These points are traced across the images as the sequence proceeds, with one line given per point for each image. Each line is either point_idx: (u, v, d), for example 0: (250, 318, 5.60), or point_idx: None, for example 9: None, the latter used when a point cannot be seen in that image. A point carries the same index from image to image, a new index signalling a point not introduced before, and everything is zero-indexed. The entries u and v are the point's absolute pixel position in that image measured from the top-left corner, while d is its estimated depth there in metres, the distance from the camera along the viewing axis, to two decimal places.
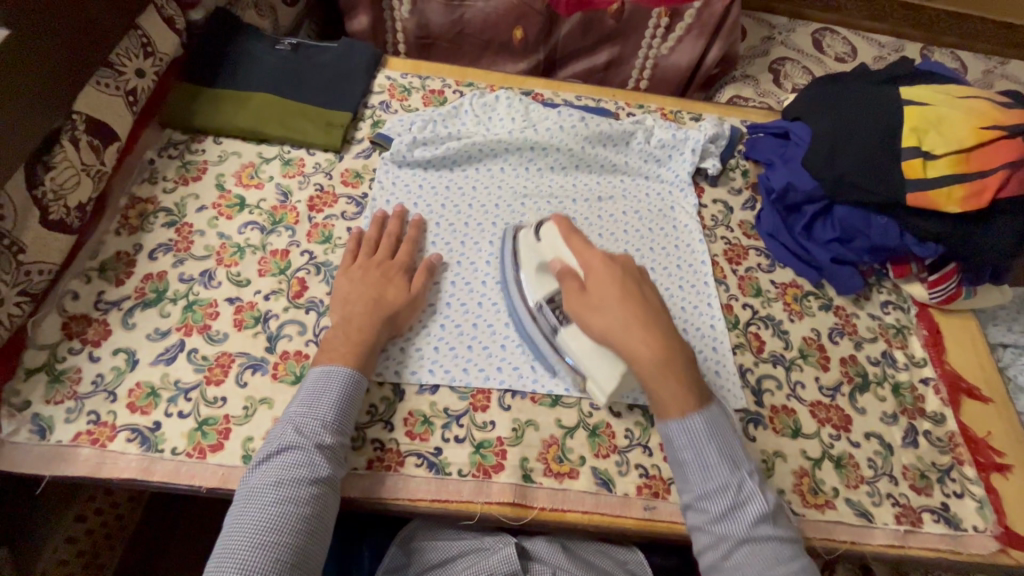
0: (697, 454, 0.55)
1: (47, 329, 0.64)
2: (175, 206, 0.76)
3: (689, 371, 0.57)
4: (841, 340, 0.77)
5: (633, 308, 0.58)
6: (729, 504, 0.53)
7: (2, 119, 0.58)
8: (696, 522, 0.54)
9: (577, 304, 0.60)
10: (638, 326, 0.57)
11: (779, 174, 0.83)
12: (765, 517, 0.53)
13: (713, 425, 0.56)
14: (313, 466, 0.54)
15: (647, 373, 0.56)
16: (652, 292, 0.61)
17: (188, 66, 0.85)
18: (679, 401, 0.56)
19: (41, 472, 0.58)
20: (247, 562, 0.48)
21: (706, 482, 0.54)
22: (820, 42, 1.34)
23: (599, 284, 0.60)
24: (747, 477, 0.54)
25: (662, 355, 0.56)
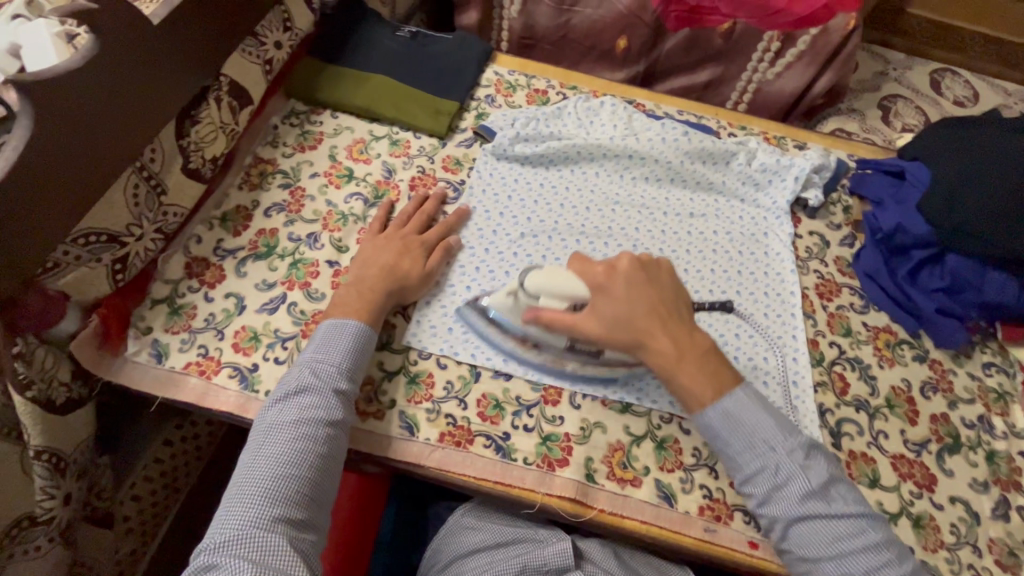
0: (734, 437, 0.60)
1: (173, 266, 0.71)
2: (291, 170, 0.81)
3: (708, 352, 0.62)
4: (934, 396, 0.72)
5: (645, 310, 0.63)
6: (771, 485, 0.57)
7: (164, 76, 0.64)
8: (751, 503, 0.59)
9: (593, 330, 0.62)
10: (652, 333, 0.62)
11: (889, 214, 0.80)
12: (809, 494, 0.56)
13: (744, 404, 0.60)
14: (329, 408, 0.57)
15: (670, 370, 0.61)
16: (659, 276, 0.65)
17: (317, 43, 0.91)
18: (699, 395, 0.61)
19: (153, 392, 0.65)
20: (269, 491, 0.51)
21: (746, 468, 0.59)
22: (938, 83, 1.27)
23: (606, 307, 0.63)
24: (786, 456, 0.58)
25: (679, 348, 0.62)
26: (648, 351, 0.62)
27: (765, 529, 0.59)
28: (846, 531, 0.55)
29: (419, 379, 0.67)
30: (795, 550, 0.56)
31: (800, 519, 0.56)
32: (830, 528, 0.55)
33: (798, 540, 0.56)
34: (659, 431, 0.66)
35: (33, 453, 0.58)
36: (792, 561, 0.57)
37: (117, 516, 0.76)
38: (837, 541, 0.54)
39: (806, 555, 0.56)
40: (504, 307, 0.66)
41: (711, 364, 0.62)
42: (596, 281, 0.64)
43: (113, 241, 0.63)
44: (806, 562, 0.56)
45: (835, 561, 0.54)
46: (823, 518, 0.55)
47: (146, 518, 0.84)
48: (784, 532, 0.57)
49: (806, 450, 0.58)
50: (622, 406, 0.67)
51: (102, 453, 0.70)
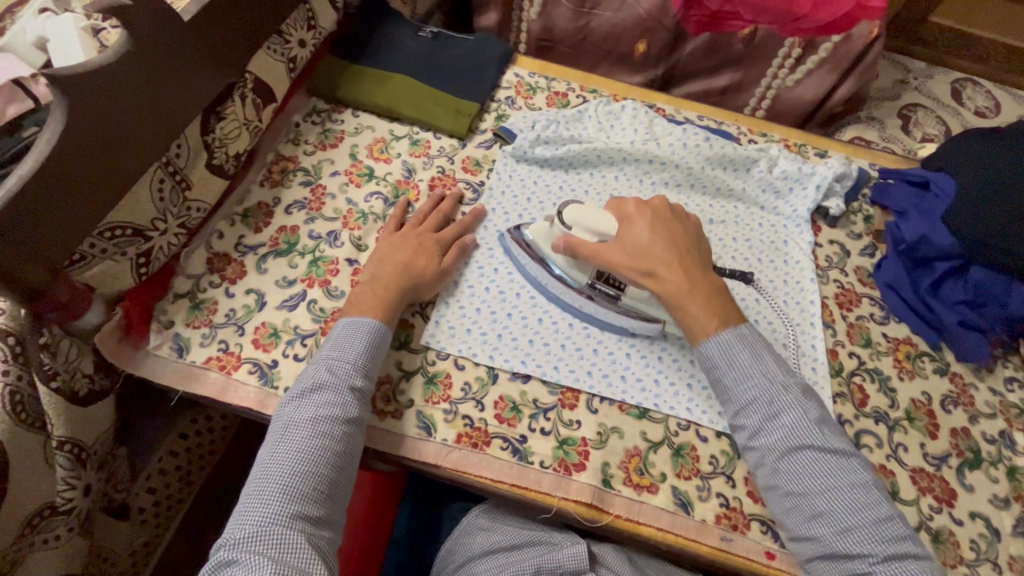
0: (734, 371, 0.62)
1: (195, 261, 0.72)
2: (312, 167, 0.82)
3: (720, 292, 0.66)
4: (955, 410, 0.72)
5: (666, 245, 0.67)
6: (764, 417, 0.59)
7: (191, 72, 0.65)
8: (744, 437, 0.61)
9: (614, 255, 0.67)
10: (667, 263, 0.65)
11: (912, 224, 0.79)
12: (800, 425, 0.58)
13: (747, 340, 0.62)
14: (345, 405, 0.57)
15: (681, 302, 0.64)
16: (683, 224, 0.70)
17: (339, 42, 0.91)
18: (706, 324, 0.63)
19: (174, 386, 0.65)
20: (287, 488, 0.51)
21: (741, 399, 0.61)
22: (959, 94, 1.25)
23: (630, 236, 0.68)
24: (784, 389, 0.60)
25: (692, 281, 0.65)
26: (656, 279, 0.65)
27: (754, 464, 0.60)
28: (835, 467, 0.56)
29: (437, 379, 0.67)
30: (782, 485, 0.57)
31: (791, 451, 0.57)
32: (820, 463, 0.56)
33: (787, 473, 0.57)
34: (676, 438, 0.66)
35: (56, 443, 0.59)
36: (777, 496, 0.58)
37: (132, 508, 0.77)
38: (827, 476, 0.56)
39: (793, 488, 0.57)
40: (540, 233, 0.72)
41: (717, 300, 0.65)
42: (625, 213, 0.70)
43: (138, 234, 0.63)
44: (793, 496, 0.57)
45: (823, 497, 0.55)
46: (815, 452, 0.57)
47: (160, 510, 0.84)
48: (773, 463, 0.58)
49: (802, 388, 0.60)
50: (640, 411, 0.67)
51: (120, 445, 0.71)
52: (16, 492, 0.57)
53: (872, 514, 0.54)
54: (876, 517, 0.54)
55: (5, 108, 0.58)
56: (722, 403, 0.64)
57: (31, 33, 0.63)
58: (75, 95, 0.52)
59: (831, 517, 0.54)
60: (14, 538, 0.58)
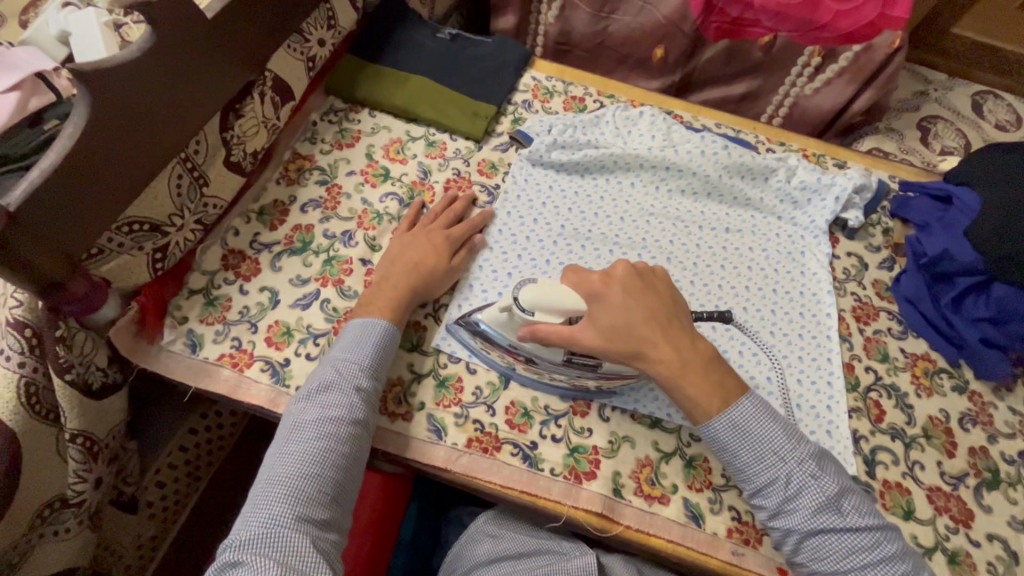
0: (745, 450, 0.58)
1: (210, 257, 0.72)
2: (328, 167, 0.82)
3: (711, 359, 0.60)
4: (973, 429, 0.70)
5: (648, 320, 0.59)
6: (782, 498, 0.56)
7: (211, 70, 0.65)
8: (763, 515, 0.58)
9: (593, 340, 0.59)
10: (653, 342, 0.59)
11: (934, 239, 0.77)
12: (822, 505, 0.55)
13: (752, 415, 0.58)
14: (351, 407, 0.56)
15: (676, 380, 0.58)
16: (657, 288, 0.62)
17: (358, 41, 0.91)
18: (707, 406, 0.58)
19: (187, 382, 0.65)
20: (294, 489, 0.51)
21: (756, 481, 0.57)
22: (980, 106, 1.23)
23: (603, 313, 0.59)
24: (798, 467, 0.56)
25: (681, 356, 0.59)
26: (649, 361, 0.59)
27: (777, 541, 0.58)
28: (863, 544, 0.54)
29: (448, 382, 0.67)
30: (809, 563, 0.56)
31: (815, 532, 0.55)
32: (844, 542, 0.54)
33: (814, 553, 0.55)
34: (688, 448, 0.65)
35: (68, 436, 0.59)
36: (806, 573, 0.56)
37: (141, 501, 0.77)
38: (853, 554, 0.54)
39: (822, 568, 0.55)
40: (496, 322, 0.63)
41: (713, 371, 0.60)
42: (592, 290, 0.60)
43: (155, 230, 0.63)
44: (821, 575, 0.55)
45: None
46: (841, 532, 0.54)
47: (169, 504, 0.84)
48: (798, 544, 0.56)
49: (817, 460, 0.57)
50: (652, 420, 0.66)
51: (131, 439, 0.71)
52: (28, 483, 0.57)
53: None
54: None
55: (27, 100, 0.57)
56: (735, 477, 0.60)
57: (54, 26, 0.63)
58: (98, 91, 0.53)
59: None
60: (25, 528, 0.58)
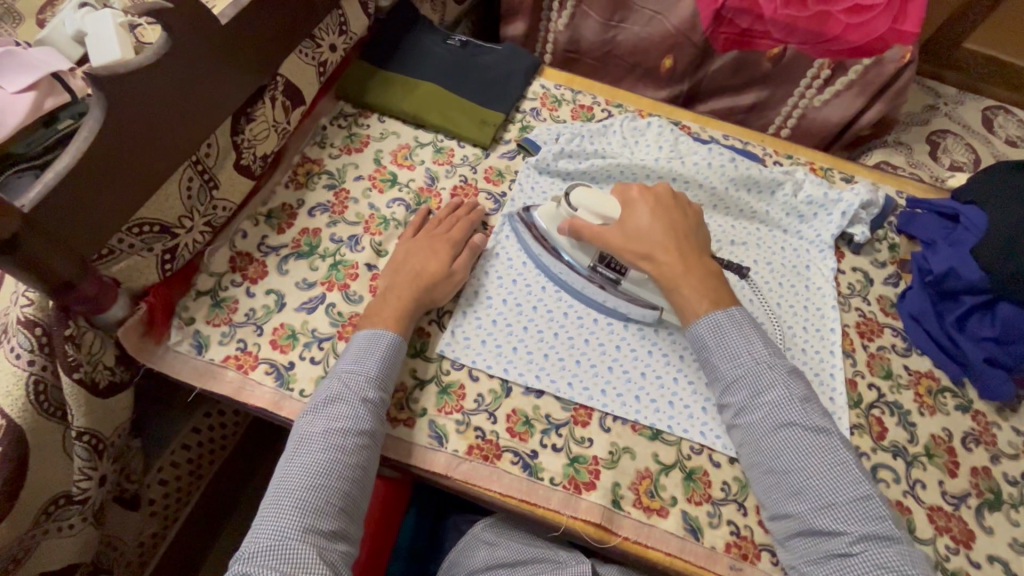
0: (721, 351, 0.64)
1: (218, 259, 0.73)
2: (336, 171, 0.82)
3: (712, 274, 0.68)
4: (976, 449, 0.70)
5: (665, 227, 0.69)
6: (749, 393, 0.61)
7: (224, 75, 0.65)
8: (729, 414, 0.63)
9: (615, 239, 0.69)
10: (665, 247, 0.68)
11: (941, 256, 0.77)
12: (785, 403, 0.59)
13: (735, 321, 0.64)
14: (358, 418, 0.57)
15: (674, 281, 0.67)
16: (684, 212, 0.72)
17: (369, 47, 0.91)
18: (697, 306, 0.66)
19: (192, 383, 0.66)
20: (300, 501, 0.51)
21: (728, 378, 0.63)
22: (990, 121, 1.22)
23: (632, 220, 0.70)
24: (769, 368, 0.61)
25: (685, 265, 0.67)
26: (656, 263, 0.67)
27: (737, 441, 0.62)
28: (817, 446, 0.57)
29: (450, 389, 0.67)
30: (764, 461, 0.59)
31: (774, 427, 0.59)
32: (798, 441, 0.58)
33: (769, 448, 0.59)
34: (688, 461, 0.65)
35: (74, 434, 0.60)
36: (760, 474, 0.60)
37: (143, 499, 0.78)
38: (805, 453, 0.57)
39: (774, 463, 0.58)
40: (546, 214, 0.73)
41: (712, 280, 0.67)
42: (628, 199, 0.72)
43: (164, 232, 0.64)
44: (773, 470, 0.59)
45: (801, 473, 0.57)
46: (797, 429, 0.58)
47: (170, 501, 0.85)
48: (756, 440, 0.60)
49: (788, 369, 0.62)
50: (653, 432, 0.66)
51: (135, 437, 0.72)
52: (34, 481, 0.57)
53: (849, 489, 0.55)
54: (851, 493, 0.55)
55: (43, 100, 0.58)
56: (709, 381, 0.66)
57: (70, 26, 0.64)
58: (113, 96, 0.53)
59: (810, 494, 0.56)
60: (30, 525, 0.59)
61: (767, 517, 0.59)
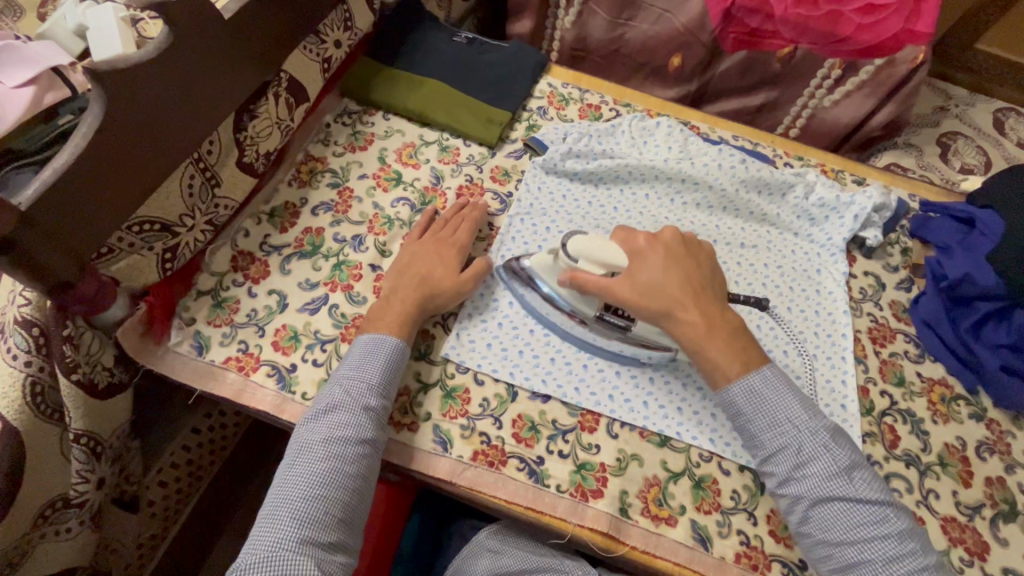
0: (760, 417, 0.58)
1: (220, 258, 0.71)
2: (340, 169, 0.81)
3: (737, 329, 0.62)
4: (990, 458, 0.69)
5: (681, 281, 0.62)
6: (793, 464, 0.56)
7: (226, 71, 0.64)
8: (771, 482, 0.58)
9: (624, 294, 0.62)
10: (683, 303, 0.61)
11: (956, 262, 0.76)
12: (832, 475, 0.55)
13: (772, 383, 0.59)
14: (359, 427, 0.55)
15: (697, 342, 0.60)
16: (697, 260, 0.65)
17: (373, 43, 0.90)
18: (727, 368, 0.60)
19: (192, 384, 0.65)
20: (299, 512, 0.50)
21: (768, 447, 0.58)
22: (1003, 123, 1.19)
23: (642, 272, 0.63)
24: (812, 436, 0.56)
25: (706, 321, 0.61)
26: (674, 321, 0.61)
27: (782, 508, 0.58)
28: (869, 517, 0.54)
29: (455, 393, 0.66)
30: (814, 533, 0.55)
31: (823, 501, 0.55)
32: (850, 514, 0.54)
33: (818, 523, 0.55)
34: (697, 469, 0.64)
35: (72, 436, 0.59)
36: (810, 543, 0.56)
37: (143, 500, 0.77)
38: (858, 527, 0.53)
39: (826, 539, 0.54)
40: (542, 266, 0.67)
41: (737, 338, 0.61)
42: (636, 248, 0.65)
43: (165, 230, 0.63)
44: (824, 545, 0.55)
45: (856, 547, 0.53)
46: (847, 502, 0.54)
47: (170, 502, 0.84)
48: (803, 513, 0.56)
49: (831, 433, 0.57)
50: (661, 439, 0.65)
51: (135, 437, 0.71)
52: (31, 483, 0.56)
53: (905, 563, 0.52)
54: (909, 568, 0.52)
55: (43, 96, 0.57)
56: (746, 445, 0.61)
57: (71, 20, 0.63)
58: (113, 92, 0.52)
59: (866, 568, 0.53)
60: (27, 528, 0.58)
61: None
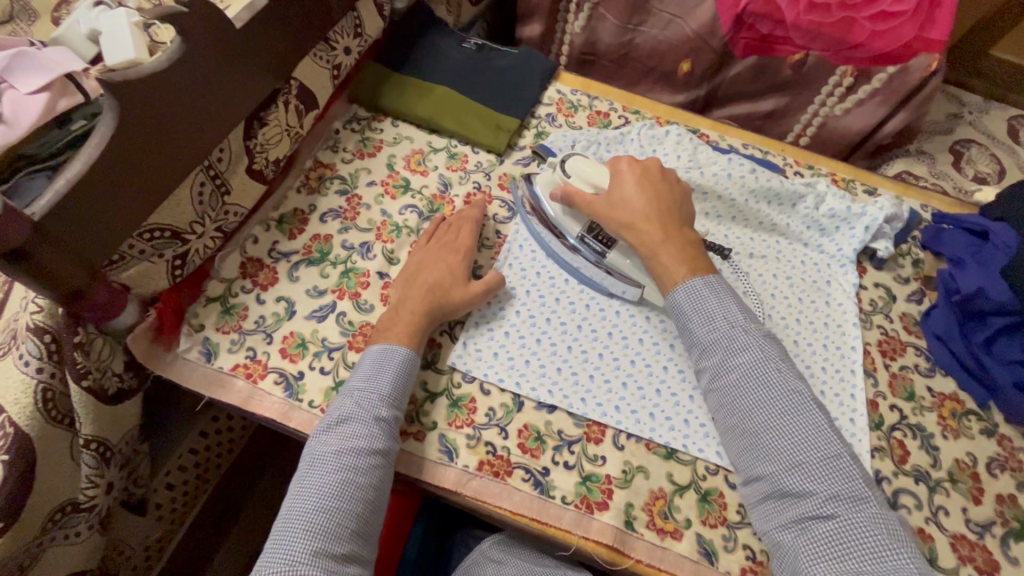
0: (698, 316, 0.62)
1: (229, 265, 0.72)
2: (349, 176, 0.81)
3: (692, 244, 0.67)
4: (1001, 475, 0.68)
5: (649, 196, 0.68)
6: (723, 357, 0.60)
7: (236, 80, 0.64)
8: (705, 378, 0.62)
9: (599, 207, 0.69)
10: (647, 215, 0.67)
11: (969, 275, 0.75)
12: (757, 366, 0.58)
13: (711, 285, 0.63)
14: (370, 438, 0.55)
15: (654, 250, 0.66)
16: (672, 185, 0.71)
17: (383, 49, 0.90)
18: (675, 275, 0.65)
19: (200, 391, 0.65)
20: (312, 524, 0.50)
21: (704, 343, 0.62)
22: (1017, 131, 1.17)
23: (619, 189, 0.69)
24: (744, 332, 0.60)
25: (665, 233, 0.66)
26: (635, 232, 0.67)
27: (713, 406, 0.61)
28: (788, 407, 0.56)
29: (461, 403, 0.66)
30: (738, 422, 0.58)
31: (748, 391, 0.58)
32: (773, 406, 0.57)
33: (744, 412, 0.58)
34: (704, 482, 0.63)
35: (82, 442, 0.59)
36: (734, 435, 0.59)
37: (150, 503, 0.77)
38: (779, 418, 0.56)
39: (749, 427, 0.57)
40: (543, 181, 0.75)
41: (692, 250, 0.66)
42: (617, 170, 0.71)
43: (175, 237, 0.63)
44: (748, 434, 0.57)
45: (772, 433, 0.56)
46: (772, 392, 0.57)
47: (176, 506, 0.84)
48: (730, 403, 0.59)
49: (764, 333, 0.61)
50: (668, 451, 0.65)
51: (143, 442, 0.71)
52: (41, 489, 0.57)
53: (822, 449, 0.54)
54: (823, 455, 0.54)
55: (57, 101, 0.57)
56: (688, 348, 0.64)
57: (85, 25, 0.63)
58: (125, 102, 0.52)
59: (779, 453, 0.55)
60: (36, 533, 0.58)
61: (740, 475, 0.58)
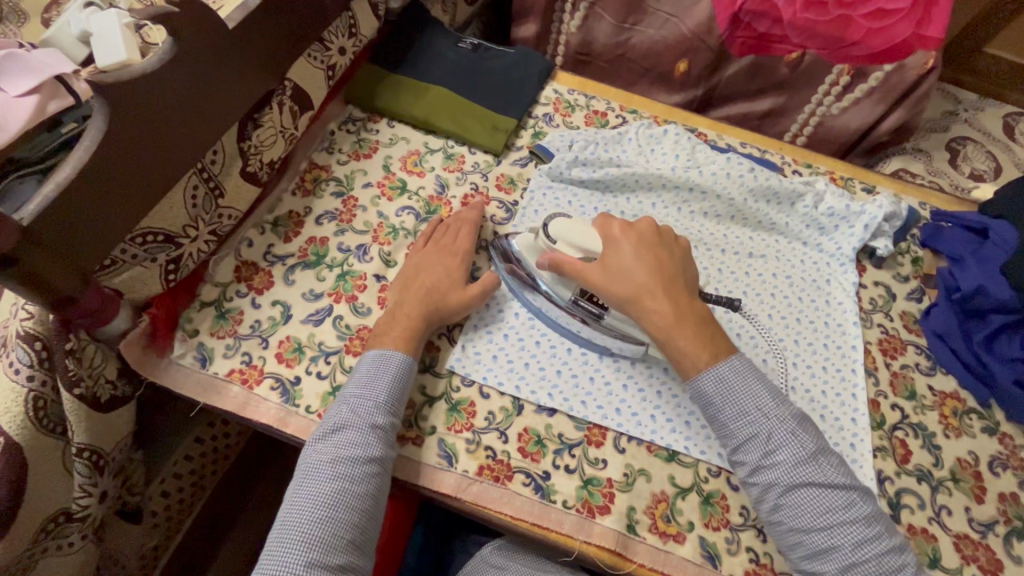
0: (730, 407, 0.58)
1: (223, 269, 0.71)
2: (345, 177, 0.80)
3: (706, 320, 0.62)
4: (1003, 473, 0.68)
5: (653, 269, 0.62)
6: (761, 453, 0.56)
7: (228, 83, 0.63)
8: (743, 472, 0.58)
9: (594, 277, 0.63)
10: (651, 291, 0.61)
11: (969, 273, 0.75)
12: (800, 464, 0.55)
13: (740, 373, 0.59)
14: (365, 446, 0.55)
15: (667, 333, 0.60)
16: (671, 250, 0.65)
17: (378, 49, 0.89)
18: (696, 359, 0.59)
19: (195, 397, 0.64)
20: (306, 534, 0.50)
21: (738, 436, 0.57)
22: (1012, 127, 1.17)
23: (616, 260, 0.63)
24: (780, 423, 0.56)
25: (676, 312, 0.61)
26: (642, 310, 0.61)
27: (753, 498, 0.58)
28: (838, 503, 0.54)
29: (460, 407, 0.65)
30: (786, 521, 0.55)
31: (792, 488, 0.55)
32: (821, 502, 0.54)
33: (792, 510, 0.55)
34: (706, 484, 0.63)
35: (75, 450, 0.58)
36: (780, 530, 0.56)
37: (144, 511, 0.76)
38: (829, 514, 0.53)
39: (797, 526, 0.54)
40: (526, 246, 0.69)
41: (706, 329, 0.61)
42: (610, 235, 0.65)
43: (168, 241, 0.62)
44: (796, 532, 0.55)
45: (824, 533, 0.53)
46: (817, 488, 0.54)
47: (172, 513, 0.83)
48: (776, 500, 0.55)
49: (798, 419, 0.57)
50: (669, 453, 0.64)
51: (138, 448, 0.70)
52: (33, 498, 0.56)
53: (875, 546, 0.52)
54: (878, 551, 0.52)
55: (47, 104, 0.56)
56: (716, 434, 0.60)
57: (74, 25, 0.62)
58: (115, 105, 0.51)
59: (834, 553, 0.53)
60: (28, 544, 0.57)
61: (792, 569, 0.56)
